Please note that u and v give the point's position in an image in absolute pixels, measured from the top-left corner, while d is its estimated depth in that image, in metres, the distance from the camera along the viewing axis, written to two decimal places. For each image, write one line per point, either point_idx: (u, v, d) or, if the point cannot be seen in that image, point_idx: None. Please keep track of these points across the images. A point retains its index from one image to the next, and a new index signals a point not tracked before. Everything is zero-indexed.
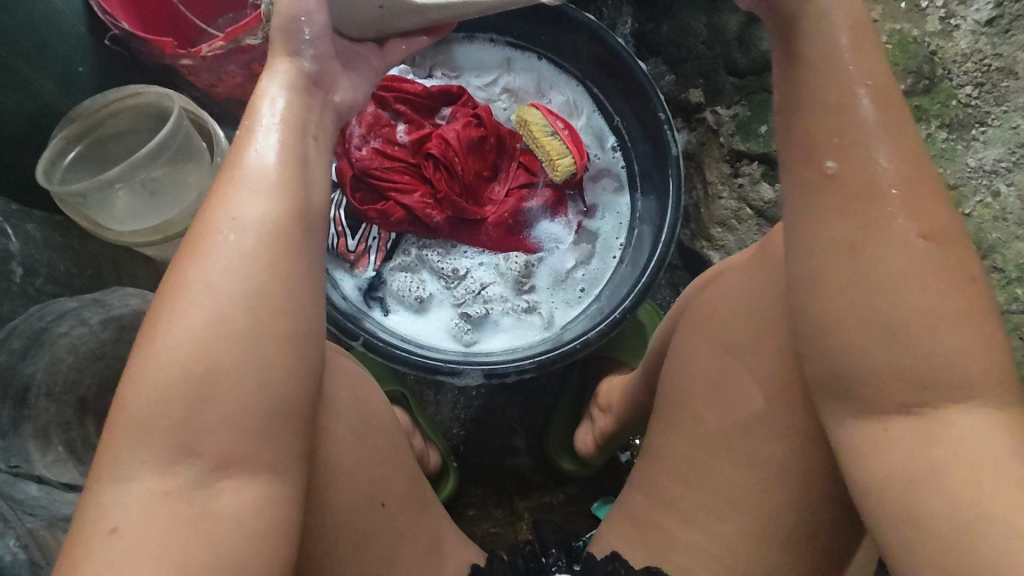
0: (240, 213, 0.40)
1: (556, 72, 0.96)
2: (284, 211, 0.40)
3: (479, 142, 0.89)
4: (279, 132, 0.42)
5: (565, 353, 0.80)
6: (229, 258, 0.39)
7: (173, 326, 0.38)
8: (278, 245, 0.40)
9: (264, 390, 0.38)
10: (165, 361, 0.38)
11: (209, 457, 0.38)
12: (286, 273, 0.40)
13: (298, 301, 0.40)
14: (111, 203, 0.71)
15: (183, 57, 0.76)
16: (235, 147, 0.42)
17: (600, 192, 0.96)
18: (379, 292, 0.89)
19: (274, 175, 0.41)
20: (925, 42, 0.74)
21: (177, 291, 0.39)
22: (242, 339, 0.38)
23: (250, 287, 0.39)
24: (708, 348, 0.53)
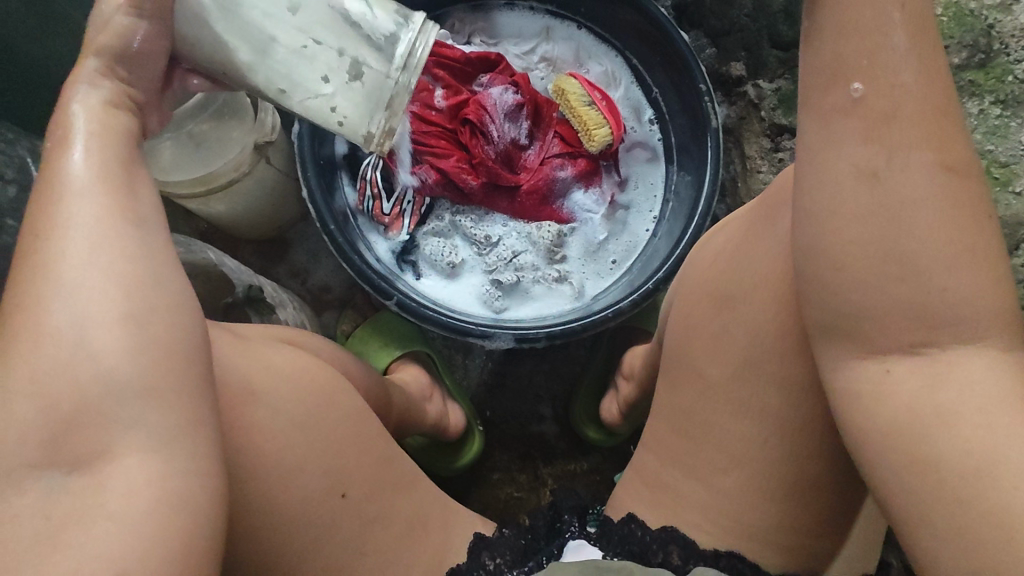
0: (69, 219, 0.38)
1: (595, 42, 0.95)
2: (115, 214, 0.39)
3: (515, 109, 0.89)
4: (95, 134, 0.40)
5: (582, 324, 0.80)
6: (65, 270, 0.37)
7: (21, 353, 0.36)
8: (117, 243, 0.38)
9: (133, 384, 0.36)
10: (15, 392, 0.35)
11: (74, 459, 0.36)
12: (132, 273, 0.38)
13: (151, 291, 0.38)
14: (156, 153, 0.66)
15: None
16: (53, 159, 0.40)
17: (634, 163, 0.95)
18: (412, 256, 0.90)
19: (94, 179, 0.39)
20: (983, 15, 0.71)
21: (19, 317, 0.36)
22: (99, 348, 0.36)
23: (91, 292, 0.37)
24: (705, 304, 0.54)
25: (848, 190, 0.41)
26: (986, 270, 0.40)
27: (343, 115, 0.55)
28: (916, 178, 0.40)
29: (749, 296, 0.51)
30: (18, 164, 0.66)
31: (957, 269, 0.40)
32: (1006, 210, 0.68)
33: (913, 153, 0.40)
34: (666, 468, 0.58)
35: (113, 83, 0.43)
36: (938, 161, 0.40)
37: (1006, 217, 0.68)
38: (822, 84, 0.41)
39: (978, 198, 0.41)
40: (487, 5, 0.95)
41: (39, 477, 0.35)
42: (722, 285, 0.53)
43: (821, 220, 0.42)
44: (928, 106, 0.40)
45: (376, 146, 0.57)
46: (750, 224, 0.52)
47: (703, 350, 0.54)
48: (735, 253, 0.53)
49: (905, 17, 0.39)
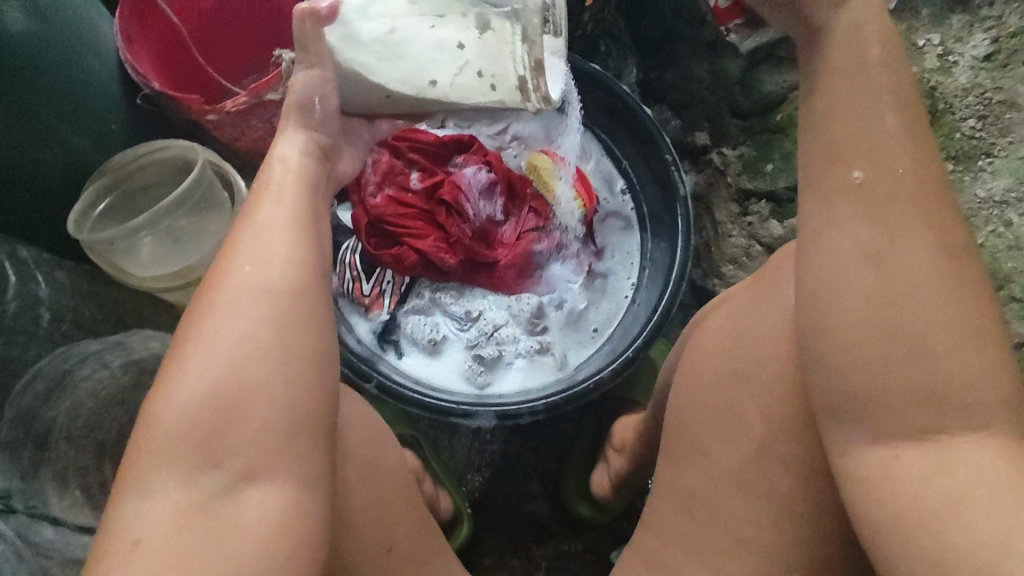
0: (259, 249, 0.46)
1: (564, 119, 0.98)
2: (304, 244, 0.47)
3: (489, 187, 0.92)
4: (289, 187, 0.50)
5: (566, 396, 0.80)
6: (257, 286, 0.44)
7: (208, 352, 0.42)
8: (302, 269, 0.46)
9: (291, 396, 0.42)
10: (186, 385, 0.41)
11: (236, 464, 0.41)
12: (309, 295, 0.45)
13: (311, 320, 0.45)
14: (136, 249, 0.71)
15: (208, 112, 0.77)
16: (253, 199, 0.49)
17: (609, 233, 0.97)
18: (393, 335, 0.90)
19: (290, 215, 0.48)
20: (924, 79, 0.75)
21: (210, 321, 0.43)
22: (262, 360, 0.42)
23: (266, 312, 0.44)
24: (698, 372, 0.54)
25: (841, 268, 0.42)
26: (988, 350, 0.40)
27: (494, 75, 0.59)
28: (915, 258, 0.41)
29: (740, 365, 0.52)
30: None
31: (961, 351, 0.40)
32: None
33: (909, 233, 0.41)
34: (667, 550, 0.56)
35: (307, 140, 0.54)
36: (936, 240, 0.41)
37: None
38: (818, 163, 0.43)
39: (975, 275, 0.41)
40: None
41: (206, 474, 0.41)
42: (723, 362, 0.53)
43: (826, 298, 0.42)
44: (892, 176, 0.41)
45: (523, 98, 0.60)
46: (751, 298, 0.52)
47: (706, 426, 0.54)
48: (739, 328, 0.52)
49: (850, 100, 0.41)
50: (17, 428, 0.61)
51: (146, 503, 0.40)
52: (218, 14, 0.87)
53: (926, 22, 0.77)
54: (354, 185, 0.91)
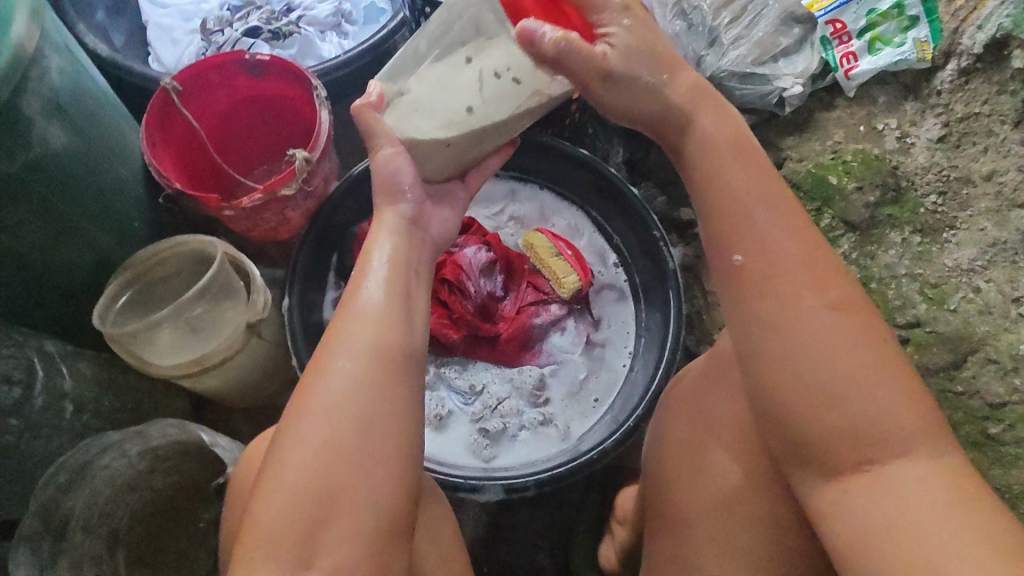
0: (354, 345, 0.50)
1: (557, 200, 1.05)
2: (393, 341, 0.50)
3: (489, 266, 0.98)
4: (383, 274, 0.53)
5: (566, 467, 0.82)
6: (348, 385, 0.49)
7: (304, 447, 0.47)
8: (391, 369, 0.50)
9: (377, 497, 0.47)
10: (288, 479, 0.46)
11: (327, 562, 0.45)
12: (396, 394, 0.49)
13: (395, 418, 0.49)
14: (156, 338, 0.74)
15: (226, 208, 0.81)
16: (351, 285, 0.53)
17: (604, 304, 1.00)
18: None
19: (383, 311, 0.51)
20: (887, 158, 0.82)
21: (307, 415, 0.48)
22: (350, 461, 0.47)
23: (357, 412, 0.48)
24: (694, 449, 0.58)
25: (783, 332, 0.48)
26: (903, 389, 0.47)
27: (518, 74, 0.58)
28: (824, 326, 0.48)
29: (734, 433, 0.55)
30: (26, 365, 0.67)
31: (878, 391, 0.46)
32: (945, 326, 0.74)
33: (808, 303, 0.48)
34: None
35: (399, 224, 0.57)
36: (834, 302, 0.48)
37: (946, 332, 0.74)
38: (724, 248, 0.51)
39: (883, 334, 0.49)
40: None
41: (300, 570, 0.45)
42: (699, 422, 0.58)
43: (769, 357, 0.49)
44: (821, 263, 0.49)
45: (548, 79, 0.59)
46: (712, 367, 0.59)
47: (692, 492, 0.57)
48: (701, 393, 0.59)
49: (793, 210, 0.51)
50: (38, 520, 0.65)
51: None
52: (234, 116, 0.94)
53: (883, 109, 0.85)
54: None
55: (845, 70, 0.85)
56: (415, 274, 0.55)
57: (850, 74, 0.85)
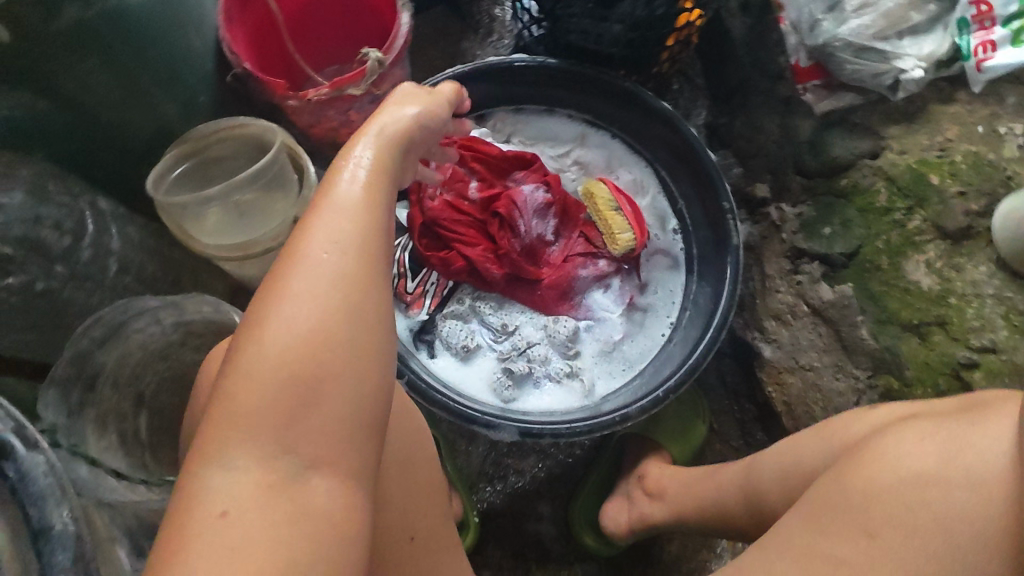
0: (340, 228, 0.45)
1: (627, 152, 1.01)
2: (380, 226, 0.47)
3: (544, 206, 0.93)
4: (368, 169, 0.49)
5: (581, 426, 0.80)
6: (337, 264, 0.44)
7: (282, 324, 0.42)
8: (379, 255, 0.46)
9: (361, 386, 0.43)
10: (264, 363, 0.41)
11: (308, 452, 0.41)
12: (383, 282, 0.46)
13: (378, 311, 0.45)
14: (203, 217, 0.74)
15: (290, 98, 0.79)
16: (329, 177, 0.48)
17: (654, 269, 0.97)
18: (428, 335, 0.91)
19: (371, 195, 0.47)
20: (1001, 166, 0.76)
21: (285, 291, 0.43)
22: (335, 344, 0.42)
23: (333, 300, 0.43)
24: (898, 481, 0.52)
25: None
26: None
27: None
28: None
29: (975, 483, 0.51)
30: (78, 216, 0.68)
31: None
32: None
33: None
34: None
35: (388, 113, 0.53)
36: None
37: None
38: None
39: None
40: (528, 110, 1.02)
41: (280, 457, 0.40)
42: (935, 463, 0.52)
43: None
44: None
45: None
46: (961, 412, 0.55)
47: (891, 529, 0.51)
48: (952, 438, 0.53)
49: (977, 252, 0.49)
50: (72, 367, 0.64)
51: (217, 482, 0.39)
52: (312, 4, 0.90)
53: (1010, 111, 0.78)
54: (414, 185, 0.93)
55: (977, 61, 0.77)
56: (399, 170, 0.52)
57: (982, 66, 0.77)
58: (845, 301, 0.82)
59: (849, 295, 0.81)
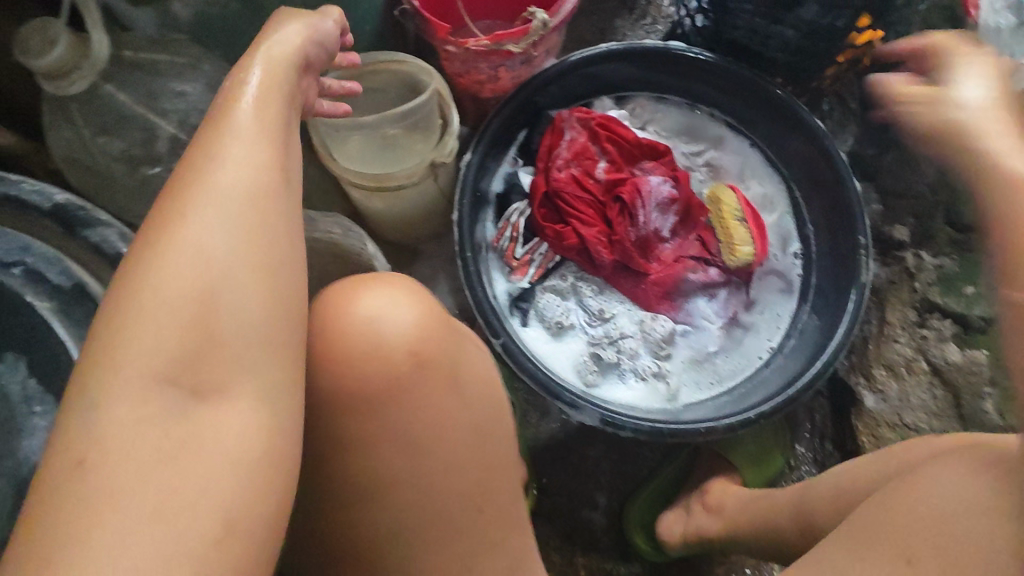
0: (226, 156, 0.43)
1: (763, 164, 0.97)
2: (270, 154, 0.45)
3: (667, 202, 0.91)
4: (259, 88, 0.47)
5: (664, 428, 0.79)
6: (222, 194, 0.42)
7: (164, 258, 0.40)
8: (271, 183, 0.44)
9: (251, 316, 0.41)
10: (144, 297, 0.40)
11: (195, 393, 0.40)
12: (276, 209, 0.44)
13: (274, 231, 0.44)
14: (347, 141, 0.76)
15: (449, 44, 0.79)
16: (223, 102, 0.46)
17: (766, 289, 0.93)
18: (525, 304, 0.91)
19: (258, 123, 0.45)
20: None
21: (170, 225, 0.41)
22: (220, 274, 0.41)
23: (219, 228, 0.42)
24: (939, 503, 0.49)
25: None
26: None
27: None
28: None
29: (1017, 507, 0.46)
30: None
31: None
32: None
33: None
34: None
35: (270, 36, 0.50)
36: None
37: None
38: None
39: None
40: (671, 100, 0.98)
41: (160, 399, 0.39)
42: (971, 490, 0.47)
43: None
44: None
45: None
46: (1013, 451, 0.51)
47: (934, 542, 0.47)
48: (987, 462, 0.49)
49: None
50: None
51: (82, 430, 0.37)
52: None
53: None
54: (544, 153, 0.92)
55: None
56: (294, 99, 0.49)
57: None
58: (973, 366, 0.80)
59: (980, 362, 0.80)
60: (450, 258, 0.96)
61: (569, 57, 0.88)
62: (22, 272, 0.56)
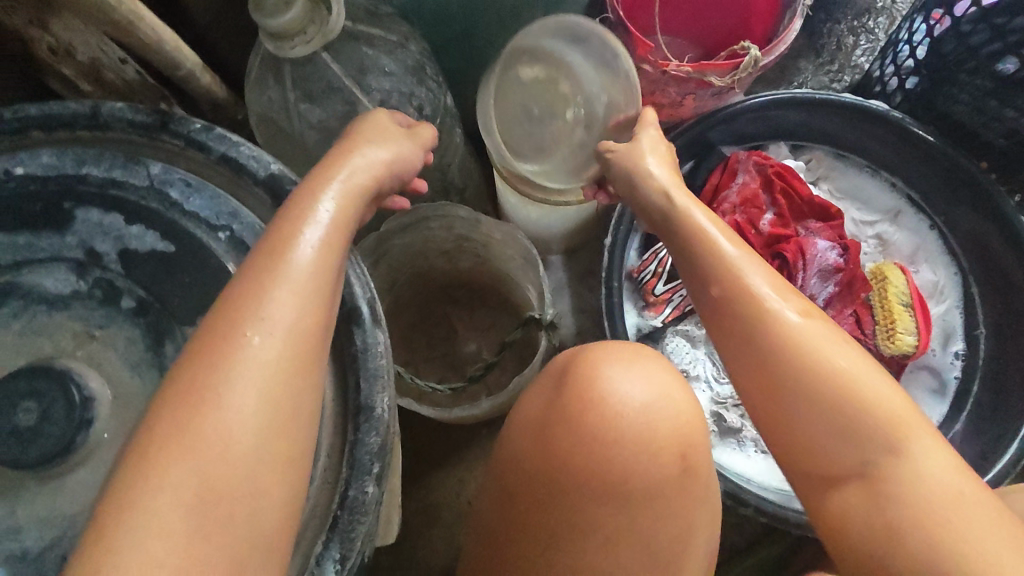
0: (268, 316, 0.37)
1: (940, 250, 0.89)
2: (317, 309, 0.39)
3: (832, 270, 0.84)
4: (324, 231, 0.41)
5: (797, 517, 0.71)
6: (257, 371, 0.36)
7: (173, 459, 0.33)
8: (310, 347, 0.38)
9: (257, 526, 0.35)
10: (143, 517, 0.32)
11: None
12: (308, 382, 0.38)
13: (304, 410, 0.37)
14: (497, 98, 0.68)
15: (646, 62, 0.75)
16: (278, 239, 0.40)
17: (915, 384, 0.86)
18: (654, 343, 0.86)
19: (314, 271, 0.40)
20: None
21: (190, 410, 0.34)
22: (234, 479, 0.34)
23: (244, 416, 0.35)
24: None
25: None
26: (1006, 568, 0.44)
27: None
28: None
29: None
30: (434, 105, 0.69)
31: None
32: None
33: None
34: None
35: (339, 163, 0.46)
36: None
37: None
38: None
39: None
40: (851, 161, 0.91)
41: None
42: None
43: None
44: None
45: None
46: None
47: None
48: None
49: None
50: (374, 246, 0.69)
51: None
52: None
53: None
54: (709, 191, 0.87)
55: None
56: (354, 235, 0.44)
57: None
58: None
59: None
60: (579, 277, 0.92)
61: (751, 100, 0.82)
62: (227, 240, 0.45)
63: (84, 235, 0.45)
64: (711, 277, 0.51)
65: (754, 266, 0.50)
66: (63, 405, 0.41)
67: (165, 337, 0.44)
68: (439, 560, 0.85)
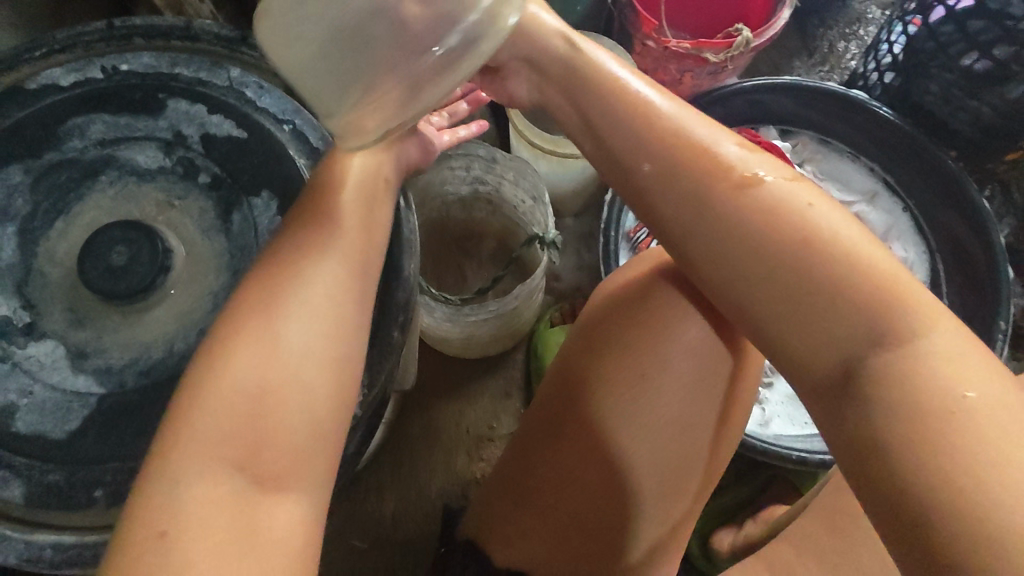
0: (327, 242, 0.46)
1: (911, 230, 0.98)
2: (360, 241, 0.47)
3: None
4: (364, 179, 0.49)
5: (756, 444, 0.80)
6: (319, 285, 0.44)
7: (253, 341, 0.42)
8: (356, 269, 0.46)
9: (314, 400, 0.41)
10: (231, 382, 0.40)
11: (258, 473, 0.39)
12: (356, 296, 0.45)
13: (357, 311, 0.45)
14: None
15: (651, 39, 0.86)
16: (329, 185, 0.48)
17: None
18: None
19: (361, 210, 0.48)
20: None
21: (266, 307, 0.43)
22: (300, 361, 0.42)
23: (311, 314, 0.43)
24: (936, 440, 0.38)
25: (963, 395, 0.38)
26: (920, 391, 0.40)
27: None
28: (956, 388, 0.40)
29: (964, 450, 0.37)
30: None
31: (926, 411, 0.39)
32: None
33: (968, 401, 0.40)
34: None
35: None
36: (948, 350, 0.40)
37: None
38: None
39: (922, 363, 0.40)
40: (834, 146, 1.01)
41: (232, 476, 0.39)
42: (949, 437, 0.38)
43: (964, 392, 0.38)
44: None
45: None
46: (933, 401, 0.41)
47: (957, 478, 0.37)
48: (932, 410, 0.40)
49: None
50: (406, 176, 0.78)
51: (161, 495, 0.37)
52: None
53: None
54: None
55: None
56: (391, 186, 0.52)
57: None
58: None
59: None
60: (581, 237, 1.01)
61: (742, 82, 0.91)
62: (291, 131, 0.55)
63: (174, 119, 0.55)
64: (655, 149, 0.48)
65: (695, 120, 0.48)
66: (150, 249, 0.50)
67: (233, 208, 0.54)
68: (437, 485, 0.92)
